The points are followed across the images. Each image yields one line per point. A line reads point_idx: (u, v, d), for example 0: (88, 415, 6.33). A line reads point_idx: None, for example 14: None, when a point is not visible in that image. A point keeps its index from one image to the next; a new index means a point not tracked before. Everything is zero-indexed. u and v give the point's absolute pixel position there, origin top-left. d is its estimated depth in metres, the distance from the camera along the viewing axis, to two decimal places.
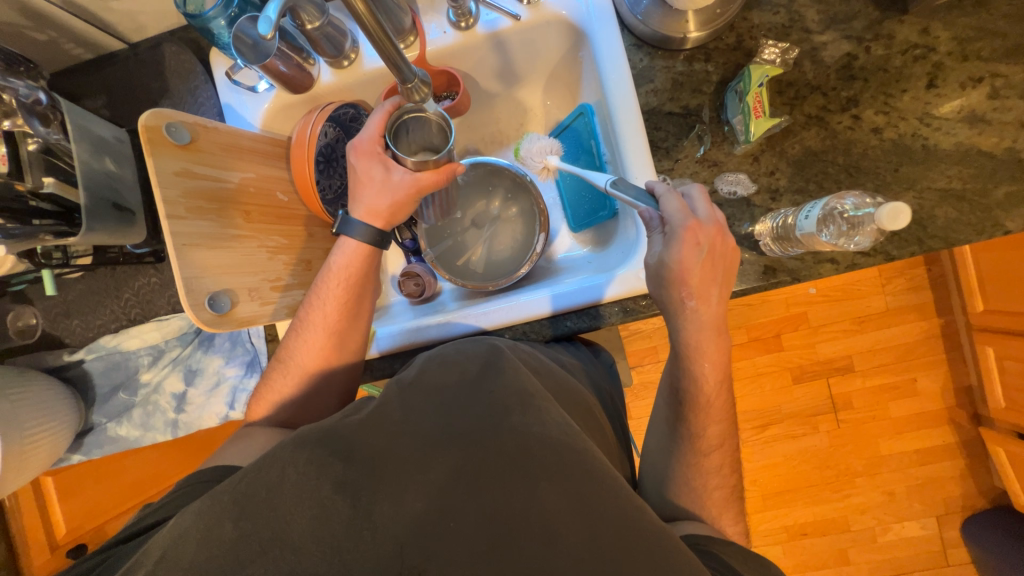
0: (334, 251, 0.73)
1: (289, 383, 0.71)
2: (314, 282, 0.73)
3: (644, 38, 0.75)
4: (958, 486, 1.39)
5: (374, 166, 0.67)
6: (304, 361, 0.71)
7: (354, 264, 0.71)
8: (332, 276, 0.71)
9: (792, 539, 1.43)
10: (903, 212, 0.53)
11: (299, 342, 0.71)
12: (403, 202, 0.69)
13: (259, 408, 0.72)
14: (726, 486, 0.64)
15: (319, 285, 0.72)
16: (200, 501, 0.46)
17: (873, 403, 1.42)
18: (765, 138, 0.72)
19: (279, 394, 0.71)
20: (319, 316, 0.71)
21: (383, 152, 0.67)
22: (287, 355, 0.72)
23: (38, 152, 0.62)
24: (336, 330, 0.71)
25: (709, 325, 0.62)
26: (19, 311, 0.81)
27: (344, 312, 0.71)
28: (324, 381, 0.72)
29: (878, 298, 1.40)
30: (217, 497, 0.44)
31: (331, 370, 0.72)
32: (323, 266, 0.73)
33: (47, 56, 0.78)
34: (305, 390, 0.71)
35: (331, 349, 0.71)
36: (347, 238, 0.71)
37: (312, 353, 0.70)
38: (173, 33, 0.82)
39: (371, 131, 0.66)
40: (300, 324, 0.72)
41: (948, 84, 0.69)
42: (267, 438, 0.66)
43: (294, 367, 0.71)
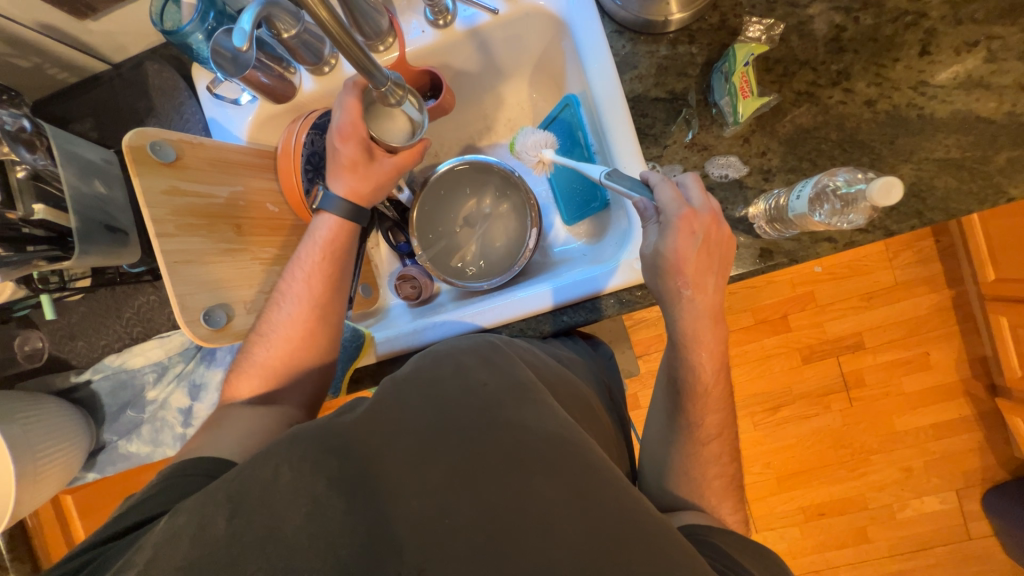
0: (317, 224, 0.74)
1: (272, 355, 0.69)
2: (294, 254, 0.74)
3: (626, 24, 0.73)
4: (977, 459, 1.37)
5: (360, 152, 0.69)
6: (287, 329, 0.69)
7: (339, 230, 0.73)
8: (315, 243, 0.72)
9: (809, 520, 1.41)
10: (895, 186, 0.52)
11: (281, 313, 0.70)
12: (385, 184, 0.74)
13: (241, 387, 0.69)
14: (726, 473, 0.64)
15: (302, 254, 0.72)
16: (195, 499, 0.46)
17: (885, 379, 1.40)
18: (755, 118, 0.70)
19: (261, 368, 0.69)
20: (302, 283, 0.71)
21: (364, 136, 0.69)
22: (267, 326, 0.70)
23: (27, 179, 0.63)
24: (321, 296, 0.71)
25: (705, 313, 0.62)
26: (24, 336, 0.82)
27: (332, 276, 0.72)
28: (311, 349, 0.70)
29: (885, 273, 1.38)
30: (210, 495, 0.45)
31: (316, 339, 0.71)
32: (304, 238, 0.74)
33: (32, 82, 0.79)
34: (291, 361, 0.69)
35: (318, 315, 0.71)
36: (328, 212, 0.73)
37: (296, 321, 0.69)
38: (155, 51, 0.82)
39: (349, 116, 0.67)
40: (281, 294, 0.71)
41: (942, 50, 0.67)
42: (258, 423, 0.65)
43: (276, 338, 0.69)
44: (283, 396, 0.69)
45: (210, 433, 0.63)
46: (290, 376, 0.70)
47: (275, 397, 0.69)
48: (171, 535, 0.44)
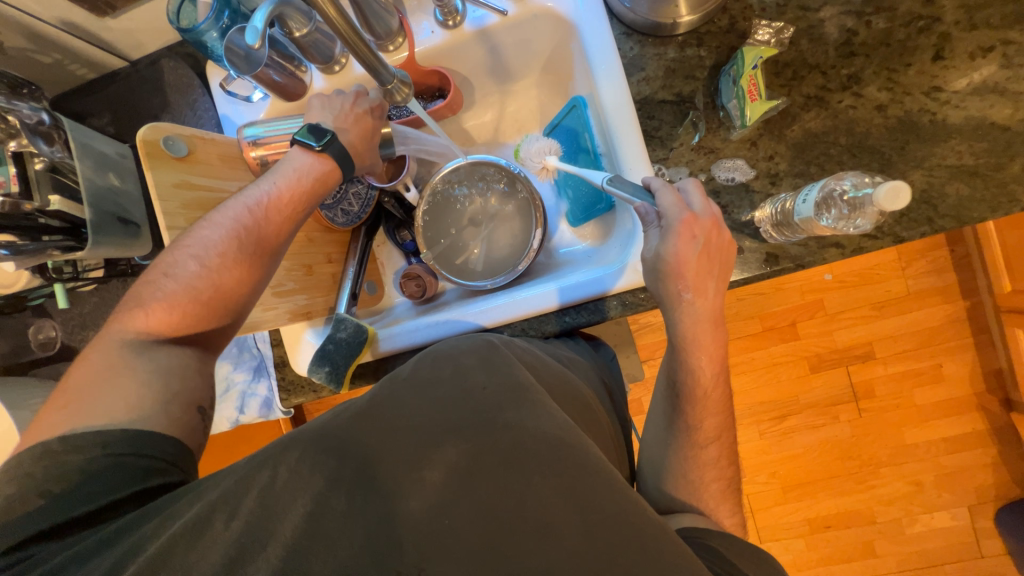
0: (287, 158, 0.68)
1: (198, 283, 0.60)
2: (259, 180, 0.66)
3: (634, 26, 0.73)
4: (990, 474, 1.33)
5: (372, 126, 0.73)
6: (226, 260, 0.61)
7: (313, 172, 0.68)
8: (286, 176, 0.66)
9: (815, 532, 1.39)
10: (903, 190, 0.51)
11: (223, 239, 0.61)
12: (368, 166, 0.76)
13: (148, 315, 0.58)
14: (724, 479, 0.63)
15: (266, 184, 0.66)
16: (188, 500, 0.45)
17: (896, 390, 1.37)
18: (762, 122, 0.70)
19: (180, 297, 0.59)
20: (263, 215, 0.64)
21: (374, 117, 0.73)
22: (203, 249, 0.61)
23: (45, 171, 0.66)
24: (279, 235, 0.65)
25: (706, 318, 0.61)
26: (39, 324, 0.85)
27: (295, 221, 0.67)
28: (247, 288, 0.63)
29: (897, 282, 1.35)
30: (206, 500, 0.44)
31: (258, 280, 0.64)
32: (273, 167, 0.67)
33: (53, 78, 0.81)
34: (222, 296, 0.61)
35: (270, 258, 0.65)
36: (304, 149, 0.68)
37: (241, 256, 0.62)
38: (171, 49, 0.84)
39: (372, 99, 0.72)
40: (230, 219, 0.62)
41: (956, 55, 0.66)
42: None
43: (211, 265, 0.60)
44: (200, 336, 0.61)
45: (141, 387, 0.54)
46: (213, 312, 0.61)
47: (188, 336, 0.59)
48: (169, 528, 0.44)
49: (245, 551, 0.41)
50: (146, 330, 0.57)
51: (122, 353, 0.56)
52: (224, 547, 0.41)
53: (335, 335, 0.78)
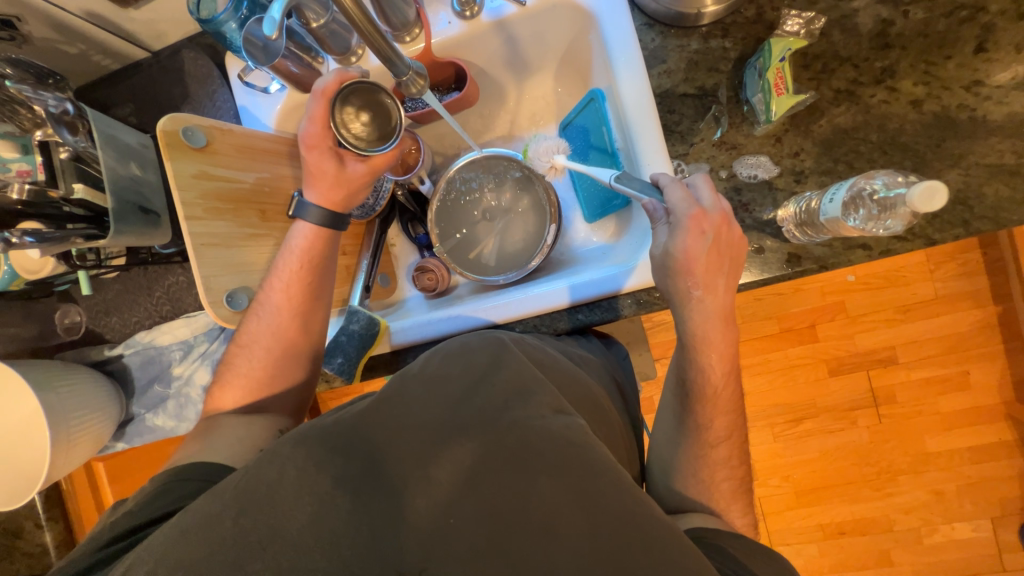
0: (290, 235, 0.72)
1: (255, 366, 0.70)
2: (271, 266, 0.72)
3: (656, 17, 0.71)
4: (1016, 486, 1.29)
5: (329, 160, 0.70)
6: (268, 339, 0.70)
7: (316, 242, 0.72)
8: (292, 257, 0.71)
9: (828, 538, 1.36)
10: (940, 190, 0.49)
11: (260, 324, 0.70)
12: (359, 192, 0.73)
13: (225, 395, 0.70)
14: (736, 483, 0.62)
15: (278, 265, 0.71)
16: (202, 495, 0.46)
17: (920, 397, 1.33)
18: (788, 117, 0.67)
19: (245, 379, 0.70)
20: (281, 295, 0.70)
21: (333, 144, 0.69)
22: (249, 338, 0.70)
23: (70, 161, 0.68)
24: (301, 306, 0.71)
25: (716, 314, 0.60)
26: (64, 309, 0.87)
27: (308, 288, 0.71)
28: (294, 359, 0.72)
29: (925, 285, 1.30)
30: (217, 497, 0.44)
31: (302, 346, 0.72)
32: (280, 249, 0.72)
33: (79, 68, 0.83)
34: (277, 368, 0.71)
35: (297, 326, 0.71)
36: (301, 221, 0.71)
37: (275, 333, 0.70)
38: (191, 39, 0.85)
39: (314, 124, 0.68)
40: (259, 306, 0.70)
41: (999, 47, 0.62)
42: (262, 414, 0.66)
43: (261, 348, 0.70)
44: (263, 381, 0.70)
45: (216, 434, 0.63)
46: (279, 383, 0.72)
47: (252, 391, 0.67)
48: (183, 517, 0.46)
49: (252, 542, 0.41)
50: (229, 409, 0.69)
51: (208, 419, 0.67)
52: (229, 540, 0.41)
53: (348, 327, 0.79)
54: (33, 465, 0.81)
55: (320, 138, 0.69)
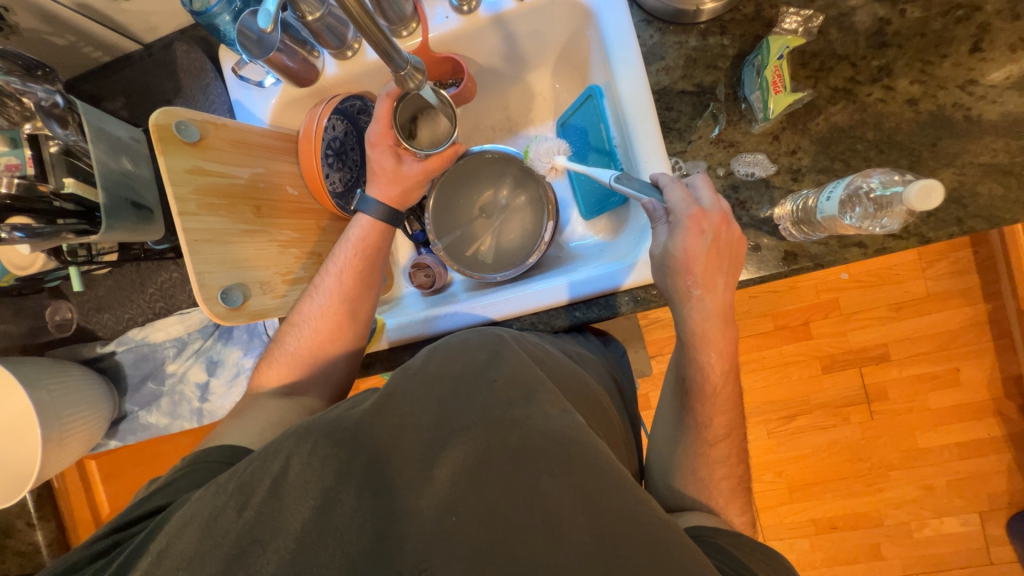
0: (351, 226, 0.75)
1: (302, 346, 0.72)
2: (330, 252, 0.75)
3: (655, 13, 0.71)
4: (1004, 481, 1.31)
5: (390, 159, 0.72)
6: (314, 324, 0.72)
7: (372, 236, 0.74)
8: (350, 245, 0.73)
9: (821, 532, 1.38)
10: (935, 190, 0.49)
11: (311, 306, 0.72)
12: (415, 190, 0.75)
13: (269, 373, 0.73)
14: (733, 477, 0.62)
15: (336, 254, 0.74)
16: (210, 489, 0.48)
17: (911, 394, 1.34)
18: (786, 115, 0.67)
19: (289, 358, 0.72)
20: (335, 280, 0.72)
21: (394, 143, 0.72)
22: (299, 318, 0.73)
23: (59, 154, 0.67)
24: (351, 294, 0.72)
25: (715, 314, 0.60)
26: (55, 306, 0.86)
27: (360, 277, 0.73)
28: (338, 345, 0.73)
29: (917, 283, 1.32)
30: (223, 488, 0.47)
31: (344, 335, 0.73)
32: (340, 238, 0.75)
33: (69, 60, 0.81)
34: (319, 351, 0.72)
35: (344, 313, 0.72)
36: (362, 213, 0.74)
37: (324, 315, 0.72)
38: (184, 32, 0.84)
39: (377, 124, 0.70)
40: (315, 289, 0.73)
41: (995, 47, 0.62)
42: (260, 414, 0.66)
43: (306, 331, 0.72)
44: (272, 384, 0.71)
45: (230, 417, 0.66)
46: (318, 366, 0.73)
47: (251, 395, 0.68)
48: (180, 523, 0.46)
49: (255, 544, 0.42)
50: (270, 387, 0.72)
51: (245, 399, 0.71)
52: (235, 536, 0.42)
53: None
54: (26, 464, 0.80)
55: (380, 139, 0.71)
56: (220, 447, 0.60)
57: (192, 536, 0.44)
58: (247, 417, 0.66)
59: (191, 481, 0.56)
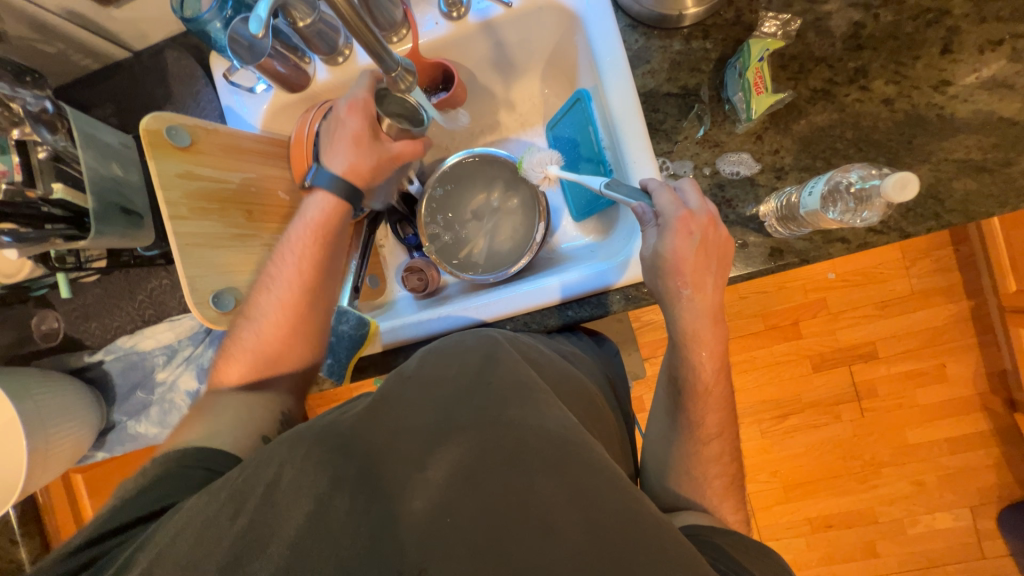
0: (307, 206, 0.72)
1: (258, 338, 0.68)
2: (284, 236, 0.72)
3: (640, 18, 0.73)
4: (992, 475, 1.33)
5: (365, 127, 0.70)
6: (273, 313, 0.68)
7: (331, 215, 0.71)
8: (306, 225, 0.70)
9: (816, 531, 1.39)
10: (912, 182, 0.51)
11: (265, 294, 0.68)
12: (383, 166, 0.73)
13: (228, 371, 0.68)
14: (726, 473, 0.63)
15: (289, 238, 0.71)
16: (200, 497, 0.47)
17: (899, 391, 1.36)
18: (768, 115, 0.69)
19: (247, 353, 0.68)
20: (289, 264, 0.69)
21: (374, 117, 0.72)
22: (255, 310, 0.68)
23: (49, 160, 0.66)
24: (309, 279, 0.69)
25: (705, 312, 0.61)
26: (41, 315, 0.85)
27: (317, 260, 0.70)
28: (298, 335, 0.69)
29: (901, 281, 1.35)
30: (214, 496, 0.46)
31: (303, 323, 0.69)
32: (295, 221, 0.72)
33: (58, 68, 0.81)
34: (280, 341, 0.68)
35: (302, 299, 0.69)
36: (320, 190, 0.71)
37: (280, 301, 0.68)
38: (174, 39, 0.84)
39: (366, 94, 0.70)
40: (269, 276, 0.69)
41: (964, 48, 0.65)
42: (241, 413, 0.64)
43: (262, 322, 0.68)
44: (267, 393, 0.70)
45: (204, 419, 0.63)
46: (280, 358, 0.69)
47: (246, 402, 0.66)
48: (172, 532, 0.45)
49: (250, 551, 0.41)
50: (230, 384, 0.67)
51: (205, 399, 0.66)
52: (230, 544, 0.42)
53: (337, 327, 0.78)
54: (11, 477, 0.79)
55: (362, 105, 0.70)
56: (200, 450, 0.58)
57: (183, 546, 0.43)
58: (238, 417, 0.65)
59: (173, 486, 0.53)
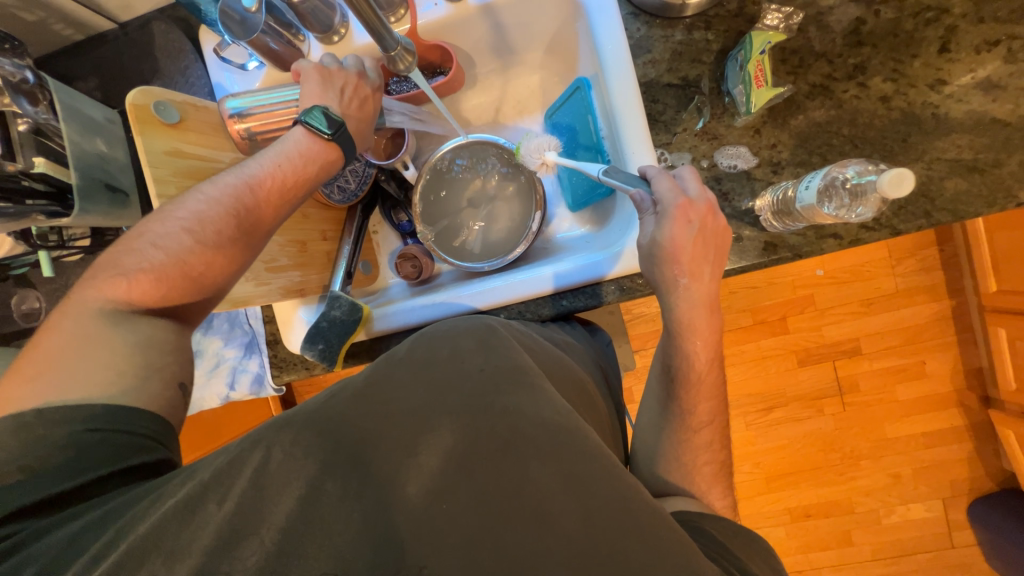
0: (290, 136, 0.67)
1: (188, 254, 0.59)
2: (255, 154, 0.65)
3: (642, 7, 0.72)
4: (966, 468, 1.38)
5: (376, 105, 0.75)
6: (215, 230, 0.60)
7: (319, 157, 0.67)
8: (290, 158, 0.65)
9: (796, 521, 1.43)
10: (907, 177, 0.51)
11: (215, 211, 0.60)
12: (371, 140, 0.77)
13: (135, 285, 0.57)
14: (715, 462, 0.64)
15: (265, 163, 0.64)
16: (179, 480, 0.46)
17: (881, 385, 1.40)
18: (767, 109, 0.69)
19: (171, 268, 0.58)
20: (259, 191, 0.63)
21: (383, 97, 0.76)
22: (197, 220, 0.60)
23: (29, 133, 0.63)
24: (276, 211, 0.65)
25: (700, 302, 0.61)
26: (22, 295, 0.83)
27: (290, 199, 0.66)
28: (233, 265, 0.62)
29: (887, 279, 1.37)
30: (196, 481, 0.44)
31: (245, 256, 0.63)
32: (273, 147, 0.66)
33: (38, 38, 0.78)
34: (210, 264, 0.60)
35: (258, 232, 0.63)
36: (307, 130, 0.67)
37: (232, 225, 0.61)
38: (162, 12, 0.81)
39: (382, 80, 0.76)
40: (226, 192, 0.61)
41: (961, 48, 0.66)
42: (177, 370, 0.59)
43: (201, 238, 0.59)
44: None
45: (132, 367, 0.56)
46: (200, 283, 0.60)
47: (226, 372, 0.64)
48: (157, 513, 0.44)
49: (239, 535, 0.41)
50: (133, 298, 0.57)
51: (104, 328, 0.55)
52: (216, 529, 0.41)
53: (330, 313, 0.76)
54: None
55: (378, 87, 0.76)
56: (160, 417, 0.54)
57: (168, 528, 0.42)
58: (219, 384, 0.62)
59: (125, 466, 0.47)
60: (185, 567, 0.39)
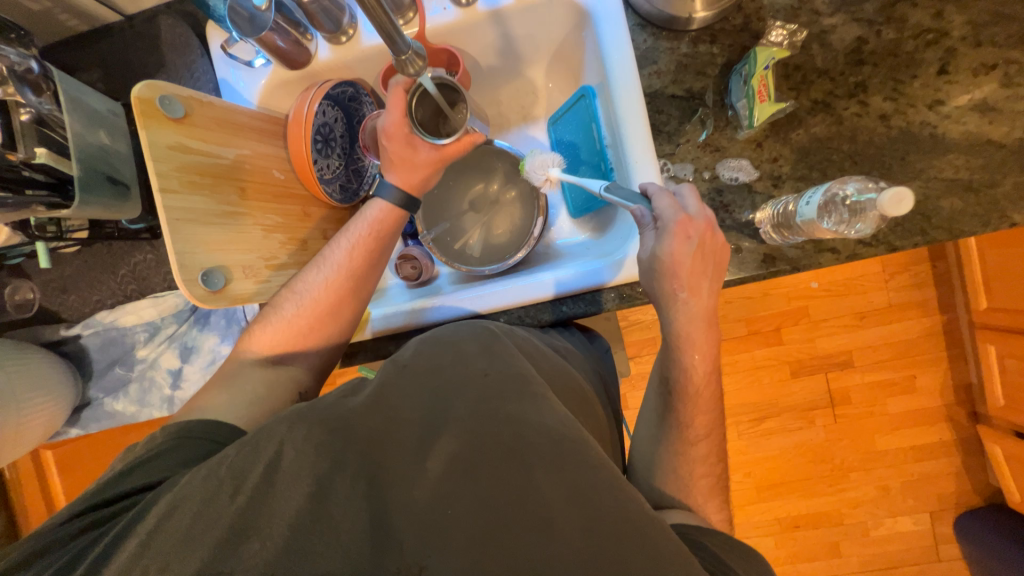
0: (367, 206, 0.74)
1: (298, 317, 0.68)
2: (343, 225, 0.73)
3: (650, 18, 0.73)
4: (954, 483, 1.39)
5: (406, 147, 0.71)
6: (317, 293, 0.68)
7: (393, 220, 0.73)
8: (365, 223, 0.72)
9: (785, 531, 1.43)
10: (906, 197, 0.52)
11: (314, 278, 0.69)
12: (431, 175, 0.75)
13: (256, 342, 0.68)
14: (712, 473, 0.64)
15: (349, 229, 0.72)
16: (201, 473, 0.46)
17: (871, 399, 1.41)
18: (769, 124, 0.70)
19: (286, 330, 0.68)
20: (344, 254, 0.70)
21: (410, 131, 0.70)
22: (301, 287, 0.69)
23: (31, 123, 0.63)
24: (359, 272, 0.70)
25: (699, 315, 0.62)
26: (15, 285, 0.81)
27: (370, 257, 0.71)
28: (333, 324, 0.70)
29: (880, 294, 1.39)
30: (214, 471, 0.45)
31: (342, 314, 0.70)
32: (355, 215, 0.73)
33: (43, 27, 0.78)
34: (316, 325, 0.69)
35: (349, 290, 0.70)
36: (378, 200, 0.73)
37: (328, 286, 0.68)
38: (169, 5, 0.81)
39: (393, 114, 0.69)
40: (322, 261, 0.70)
41: (960, 70, 0.67)
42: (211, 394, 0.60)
43: (305, 302, 0.68)
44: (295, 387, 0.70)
45: (219, 392, 0.64)
46: (310, 341, 0.69)
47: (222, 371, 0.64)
48: (163, 510, 0.44)
49: (247, 531, 0.41)
50: (255, 354, 0.68)
51: (229, 365, 0.68)
52: (228, 520, 0.41)
53: None
54: None
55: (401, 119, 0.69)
56: (189, 424, 0.57)
57: (183, 517, 0.43)
58: (233, 389, 0.64)
59: (170, 461, 0.53)
60: (193, 562, 0.40)
